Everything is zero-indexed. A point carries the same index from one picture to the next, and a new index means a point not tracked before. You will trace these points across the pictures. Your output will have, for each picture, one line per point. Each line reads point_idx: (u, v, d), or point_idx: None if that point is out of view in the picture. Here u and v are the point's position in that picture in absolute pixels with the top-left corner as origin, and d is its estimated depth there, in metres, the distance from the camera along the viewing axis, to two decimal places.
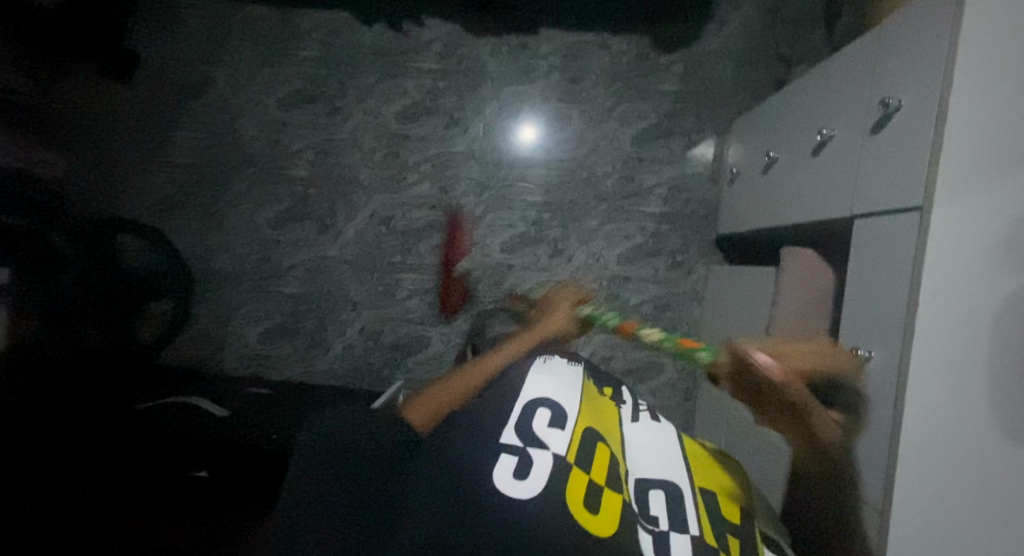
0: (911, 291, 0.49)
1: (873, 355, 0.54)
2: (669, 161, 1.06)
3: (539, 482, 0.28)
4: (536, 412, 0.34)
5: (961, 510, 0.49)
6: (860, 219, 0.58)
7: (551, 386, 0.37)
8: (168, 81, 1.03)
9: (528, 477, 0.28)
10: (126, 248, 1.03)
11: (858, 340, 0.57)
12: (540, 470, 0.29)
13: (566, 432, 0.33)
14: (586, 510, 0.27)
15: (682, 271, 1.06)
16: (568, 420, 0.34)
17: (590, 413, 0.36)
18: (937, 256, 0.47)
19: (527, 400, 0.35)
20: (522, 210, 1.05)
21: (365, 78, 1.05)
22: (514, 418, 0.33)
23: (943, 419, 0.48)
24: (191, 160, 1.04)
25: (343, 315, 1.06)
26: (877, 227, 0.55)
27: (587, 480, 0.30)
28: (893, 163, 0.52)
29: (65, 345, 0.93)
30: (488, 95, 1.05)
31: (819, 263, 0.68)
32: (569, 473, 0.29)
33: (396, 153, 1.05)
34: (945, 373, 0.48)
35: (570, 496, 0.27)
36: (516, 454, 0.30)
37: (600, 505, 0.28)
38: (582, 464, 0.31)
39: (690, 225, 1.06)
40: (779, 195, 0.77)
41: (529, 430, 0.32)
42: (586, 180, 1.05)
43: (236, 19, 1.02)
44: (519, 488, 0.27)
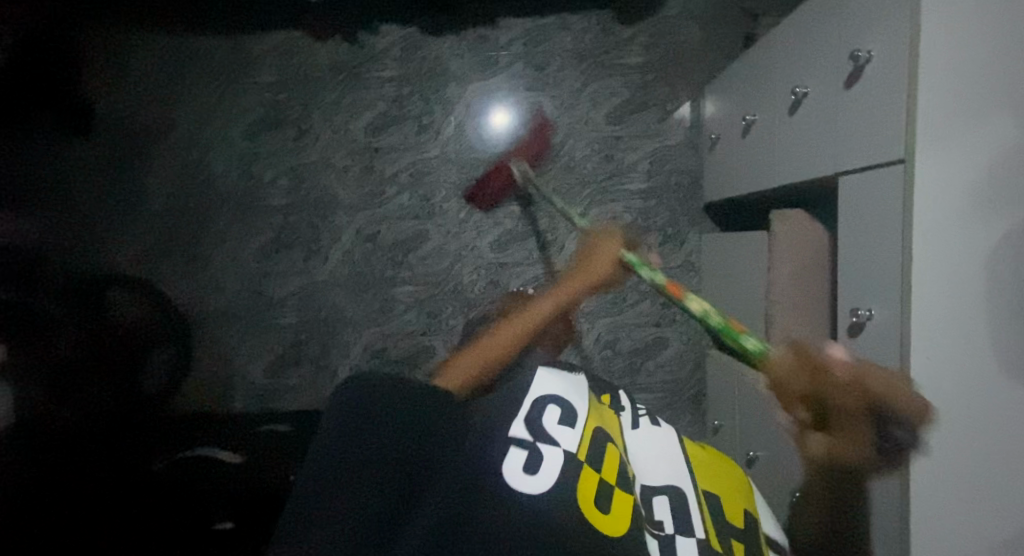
0: (903, 246, 0.49)
1: (874, 313, 0.53)
2: (646, 135, 1.04)
3: (552, 476, 0.23)
4: (543, 407, 0.29)
5: (975, 448, 0.51)
6: (845, 175, 0.57)
7: (558, 385, 0.33)
8: (128, 128, 1.00)
9: (539, 470, 0.23)
10: (116, 302, 1.00)
11: (858, 297, 0.56)
12: (550, 466, 0.24)
13: (575, 431, 0.29)
14: (598, 509, 0.22)
15: (674, 244, 1.05)
16: (578, 419, 0.30)
17: (596, 413, 0.33)
18: (926, 208, 0.47)
19: (536, 396, 0.30)
20: (506, 206, 1.04)
21: (328, 95, 1.02)
22: (523, 412, 0.28)
23: (946, 367, 0.49)
24: (164, 205, 1.02)
25: (344, 337, 1.05)
26: (861, 184, 0.54)
27: (598, 479, 0.25)
28: (870, 115, 0.51)
29: (74, 407, 0.97)
30: (455, 95, 1.03)
31: (809, 222, 0.68)
32: (580, 474, 0.25)
33: (371, 167, 1.04)
34: (942, 323, 0.49)
35: (581, 492, 0.23)
36: (525, 448, 0.24)
37: (611, 504, 0.23)
38: (593, 462, 0.27)
39: (677, 196, 1.05)
40: (761, 158, 0.76)
41: (536, 425, 0.27)
42: (566, 166, 1.04)
43: (187, 55, 1.00)
44: (529, 482, 0.22)
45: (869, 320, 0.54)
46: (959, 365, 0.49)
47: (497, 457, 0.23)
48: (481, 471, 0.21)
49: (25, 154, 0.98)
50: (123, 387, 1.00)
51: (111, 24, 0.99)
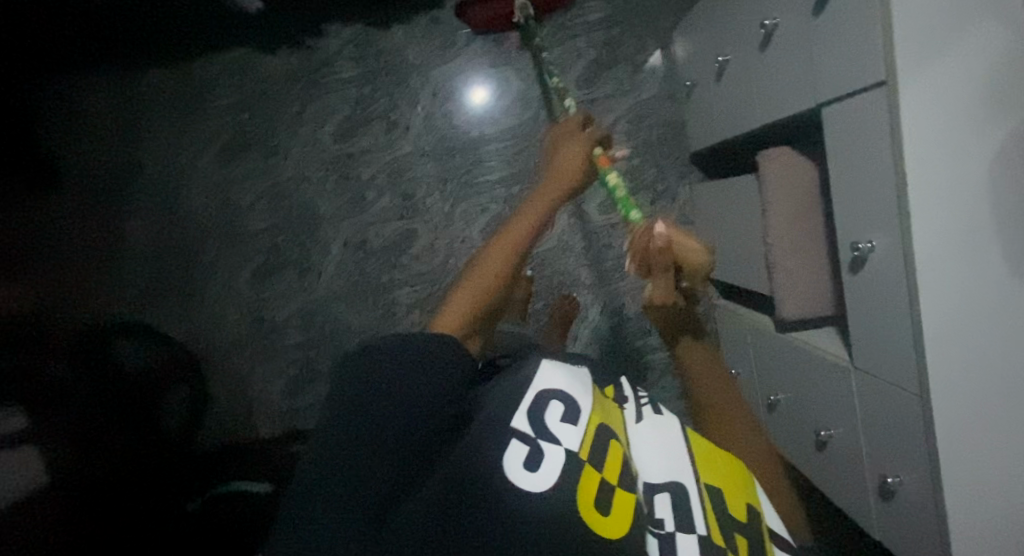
0: (896, 169, 0.47)
1: (874, 245, 0.52)
2: (620, 93, 1.01)
3: (552, 474, 0.26)
4: (545, 402, 0.32)
5: (993, 362, 0.50)
6: (828, 107, 0.54)
7: (563, 379, 0.35)
8: (94, 174, 0.96)
9: (540, 467, 0.26)
10: (123, 349, 0.95)
11: (854, 231, 0.55)
12: (552, 465, 0.26)
13: (578, 428, 0.31)
14: (599, 509, 0.25)
15: (666, 200, 1.03)
16: (579, 416, 0.32)
17: (597, 406, 0.35)
18: (916, 127, 0.45)
19: (539, 392, 0.33)
20: (490, 191, 1.02)
21: (290, 108, 1.00)
22: (527, 408, 0.31)
23: (955, 290, 0.48)
24: (152, 246, 1.01)
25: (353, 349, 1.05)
26: (847, 114, 0.52)
27: (599, 479, 0.27)
28: (843, 40, 0.49)
29: (106, 457, 0.86)
30: (419, 85, 1.00)
31: (796, 159, 0.66)
32: (583, 471, 0.27)
33: (348, 175, 1.01)
34: (946, 247, 0.47)
35: (582, 490, 0.26)
36: (527, 446, 0.27)
37: (613, 503, 0.26)
38: (594, 461, 0.29)
39: (662, 151, 1.03)
40: (739, 98, 0.73)
41: (539, 423, 0.30)
42: (544, 139, 1.01)
43: (140, 90, 0.97)
44: (528, 480, 0.25)
45: (871, 253, 0.53)
46: (966, 286, 0.48)
47: (497, 454, 0.26)
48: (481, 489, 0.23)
49: None
50: (150, 426, 0.95)
51: None
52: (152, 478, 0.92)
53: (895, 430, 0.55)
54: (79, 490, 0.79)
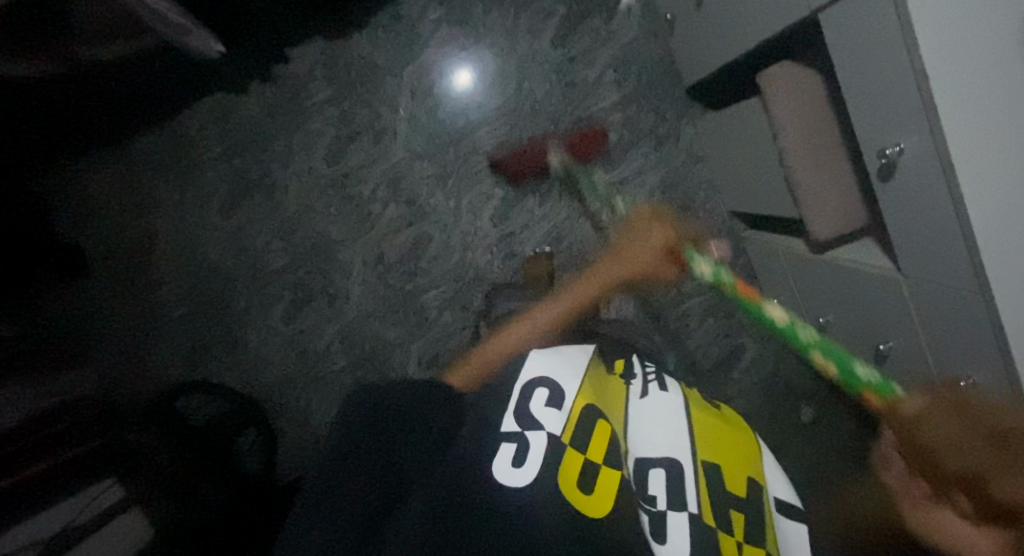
0: (915, 64, 0.43)
1: (905, 148, 0.48)
2: (599, 43, 0.97)
3: (535, 465, 0.30)
4: (536, 385, 0.38)
5: None
6: (824, 10, 0.50)
7: (550, 365, 0.41)
8: (118, 253, 0.99)
9: (526, 461, 0.30)
10: (188, 405, 0.99)
11: (882, 138, 0.50)
12: (535, 449, 0.31)
13: (561, 413, 0.36)
14: (580, 491, 0.29)
15: (671, 142, 0.98)
16: (563, 400, 0.38)
17: (589, 384, 0.41)
18: (926, 9, 0.41)
19: (527, 381, 0.38)
20: (491, 176, 0.99)
21: (277, 142, 1.00)
22: (514, 401, 0.36)
23: (999, 180, 0.44)
24: (185, 308, 1.01)
25: (396, 359, 1.02)
26: (856, 9, 0.47)
27: (582, 459, 0.33)
28: None
29: (209, 491, 0.85)
30: (396, 87, 0.98)
31: (799, 71, 0.62)
32: (565, 454, 0.33)
33: (349, 194, 1.00)
34: (985, 135, 0.43)
35: (563, 476, 0.30)
36: (515, 441, 0.32)
37: (597, 484, 0.31)
38: (575, 444, 0.35)
39: (657, 92, 0.97)
40: (722, 20, 0.69)
41: (526, 410, 0.35)
42: (532, 109, 0.98)
43: (137, 162, 0.99)
44: (512, 477, 0.29)
45: (902, 155, 0.48)
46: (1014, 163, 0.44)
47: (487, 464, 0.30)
48: (467, 481, 0.28)
49: (47, 310, 0.98)
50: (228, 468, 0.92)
51: (60, 162, 0.98)
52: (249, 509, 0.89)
53: (955, 326, 0.52)
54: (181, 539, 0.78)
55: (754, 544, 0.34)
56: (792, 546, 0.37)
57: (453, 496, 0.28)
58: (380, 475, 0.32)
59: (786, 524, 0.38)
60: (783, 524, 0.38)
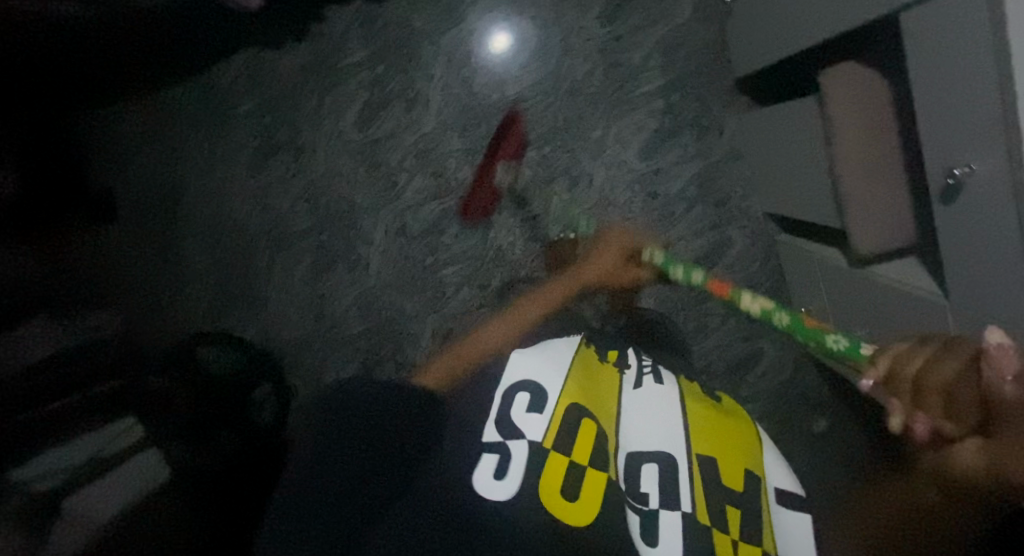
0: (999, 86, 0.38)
1: (974, 168, 0.43)
2: (647, 25, 0.92)
3: (515, 483, 0.38)
4: (519, 391, 0.48)
5: None
6: (905, 12, 0.46)
7: (533, 367, 0.51)
8: (146, 201, 1.00)
9: (506, 473, 0.39)
10: (205, 354, 0.96)
11: (950, 157, 0.46)
12: (516, 464, 0.40)
13: (544, 419, 0.45)
14: (564, 498, 0.38)
15: (713, 135, 0.92)
16: (546, 406, 0.47)
17: (574, 391, 0.50)
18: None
19: (509, 388, 0.49)
20: (520, 155, 0.96)
21: (308, 103, 0.99)
22: (495, 414, 0.46)
23: None
24: (207, 260, 1.01)
25: (412, 329, 1.02)
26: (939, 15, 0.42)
27: (565, 467, 0.41)
28: None
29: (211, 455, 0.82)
30: (432, 56, 0.96)
31: (864, 74, 0.58)
32: (550, 457, 0.42)
33: (376, 161, 0.99)
34: None
35: (546, 486, 0.39)
36: (498, 451, 0.42)
37: (579, 492, 0.39)
38: (559, 448, 0.43)
39: (702, 80, 0.92)
40: (785, 9, 0.64)
41: (510, 418, 0.45)
42: (570, 88, 0.94)
43: (167, 113, 0.98)
44: (498, 491, 0.38)
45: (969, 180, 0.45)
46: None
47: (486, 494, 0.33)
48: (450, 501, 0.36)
49: (70, 252, 0.94)
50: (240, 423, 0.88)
51: (91, 102, 0.96)
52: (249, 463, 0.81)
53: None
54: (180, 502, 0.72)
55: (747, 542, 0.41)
56: (788, 531, 0.45)
57: (437, 510, 0.36)
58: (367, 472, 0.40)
59: (785, 512, 0.46)
60: (778, 513, 0.46)
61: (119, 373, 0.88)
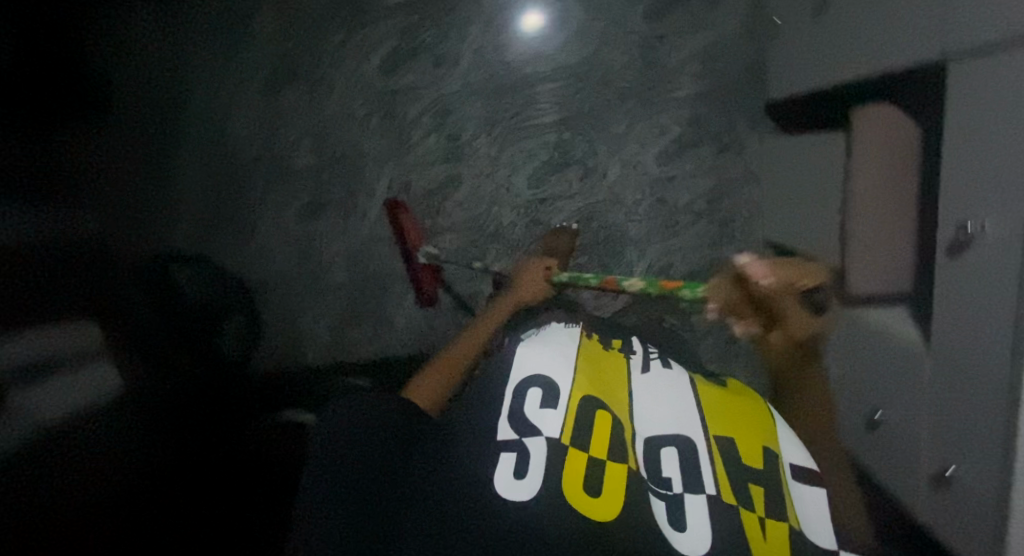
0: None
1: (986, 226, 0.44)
2: (690, 31, 0.91)
3: (536, 478, 0.37)
4: (535, 384, 0.49)
5: None
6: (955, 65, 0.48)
7: (547, 359, 0.53)
8: (146, 105, 0.96)
9: (524, 473, 0.38)
10: (180, 278, 0.92)
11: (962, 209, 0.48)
12: (534, 465, 0.38)
13: (558, 411, 0.46)
14: (586, 494, 0.37)
15: (733, 153, 0.91)
16: (563, 399, 0.47)
17: (584, 384, 0.50)
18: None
19: (522, 381, 0.50)
20: (540, 136, 0.93)
21: (334, 38, 0.96)
22: (509, 405, 0.46)
23: None
24: (201, 178, 0.99)
25: (395, 289, 1.01)
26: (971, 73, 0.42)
27: (587, 455, 0.41)
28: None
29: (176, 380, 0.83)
30: (471, 17, 0.94)
31: (900, 118, 0.59)
32: (568, 454, 0.41)
33: (392, 112, 0.96)
34: None
35: (568, 482, 0.37)
36: (514, 449, 0.40)
37: (600, 486, 0.38)
38: (576, 442, 0.42)
39: (732, 97, 0.91)
40: (834, 40, 0.63)
41: (522, 412, 0.45)
42: (603, 79, 0.92)
43: (187, 24, 0.96)
44: (517, 488, 0.36)
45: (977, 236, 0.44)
46: None
47: (492, 468, 0.38)
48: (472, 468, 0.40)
49: (51, 143, 0.87)
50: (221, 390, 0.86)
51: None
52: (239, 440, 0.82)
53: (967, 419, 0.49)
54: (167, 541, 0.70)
55: (774, 515, 0.39)
56: (806, 503, 0.43)
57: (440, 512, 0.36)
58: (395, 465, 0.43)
59: (804, 489, 0.44)
60: (801, 492, 0.44)
61: (81, 272, 0.85)
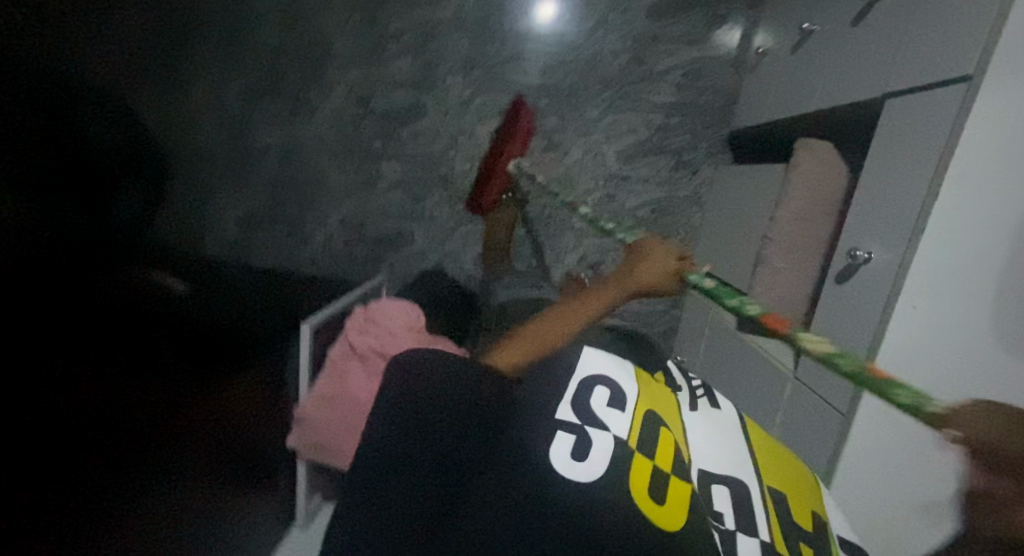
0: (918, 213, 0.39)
1: (872, 258, 0.43)
2: (686, 41, 0.90)
3: (603, 461, 0.22)
4: (592, 382, 0.27)
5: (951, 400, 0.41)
6: (894, 99, 0.44)
7: (606, 356, 0.30)
8: None
9: (588, 455, 0.22)
10: None
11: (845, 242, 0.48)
12: (603, 450, 0.23)
13: (625, 415, 0.26)
14: (653, 499, 0.22)
15: (686, 172, 0.94)
16: (627, 401, 0.27)
17: (648, 389, 0.30)
18: (996, 122, 0.35)
19: (581, 375, 0.27)
20: (515, 95, 0.92)
21: None
22: (570, 390, 0.26)
23: (953, 342, 0.39)
24: None
25: (323, 203, 0.97)
26: (904, 112, 0.42)
27: (651, 467, 0.24)
28: (931, 37, 0.40)
29: None
30: None
31: (834, 157, 0.58)
32: (634, 460, 0.23)
33: (373, 18, 0.90)
34: (951, 283, 0.38)
35: (634, 481, 0.22)
36: (573, 431, 0.24)
37: (667, 493, 0.22)
38: (644, 450, 0.25)
39: (703, 118, 0.92)
40: (804, 75, 0.63)
41: (585, 402, 0.26)
42: (590, 60, 0.91)
43: None
44: (581, 469, 0.22)
45: (865, 265, 0.44)
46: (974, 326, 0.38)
47: (546, 445, 0.23)
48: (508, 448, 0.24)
49: None
50: None
51: None
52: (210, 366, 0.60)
53: (804, 438, 0.50)
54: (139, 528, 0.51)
55: None
56: None
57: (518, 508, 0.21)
58: (413, 439, 0.25)
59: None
60: None
61: None
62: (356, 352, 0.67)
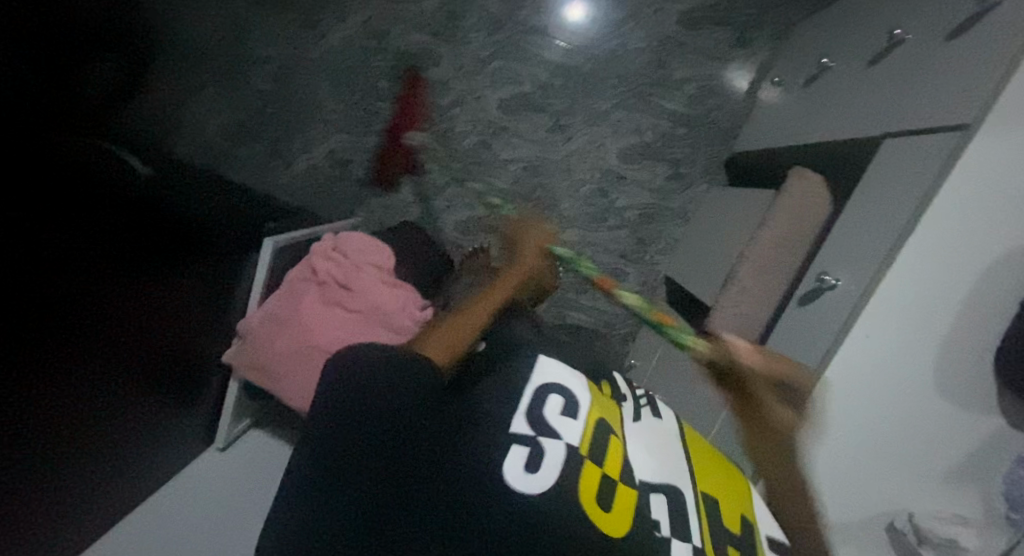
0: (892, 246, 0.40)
1: (837, 284, 0.44)
2: (708, 56, 0.91)
3: (554, 472, 0.22)
4: (547, 389, 0.27)
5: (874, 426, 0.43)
6: (891, 139, 0.46)
7: (560, 364, 0.29)
8: None
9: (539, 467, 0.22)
10: None
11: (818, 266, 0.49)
12: (553, 460, 0.22)
13: (578, 420, 0.25)
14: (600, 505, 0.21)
15: (680, 184, 0.94)
16: (580, 408, 0.26)
17: (600, 399, 0.29)
18: (974, 168, 0.37)
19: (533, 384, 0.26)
20: (532, 68, 0.91)
21: None
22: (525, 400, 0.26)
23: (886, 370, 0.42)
24: None
25: (313, 130, 0.94)
26: (894, 152, 0.44)
27: (600, 475, 0.23)
28: (940, 83, 0.41)
29: None
30: None
31: (821, 190, 0.60)
32: (585, 466, 0.23)
33: None
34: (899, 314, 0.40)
35: (585, 491, 0.22)
36: (526, 443, 0.23)
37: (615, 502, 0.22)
38: (595, 457, 0.24)
39: (706, 135, 0.93)
40: (812, 108, 0.65)
41: (539, 411, 0.25)
42: (613, 52, 0.91)
43: None
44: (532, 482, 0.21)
45: (830, 291, 0.45)
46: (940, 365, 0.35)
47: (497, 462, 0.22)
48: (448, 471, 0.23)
49: None
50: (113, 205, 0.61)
51: None
52: (135, 260, 0.54)
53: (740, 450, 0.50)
54: (16, 403, 0.43)
55: None
56: None
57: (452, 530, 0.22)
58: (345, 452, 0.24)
59: None
60: None
61: None
62: (316, 278, 0.65)
